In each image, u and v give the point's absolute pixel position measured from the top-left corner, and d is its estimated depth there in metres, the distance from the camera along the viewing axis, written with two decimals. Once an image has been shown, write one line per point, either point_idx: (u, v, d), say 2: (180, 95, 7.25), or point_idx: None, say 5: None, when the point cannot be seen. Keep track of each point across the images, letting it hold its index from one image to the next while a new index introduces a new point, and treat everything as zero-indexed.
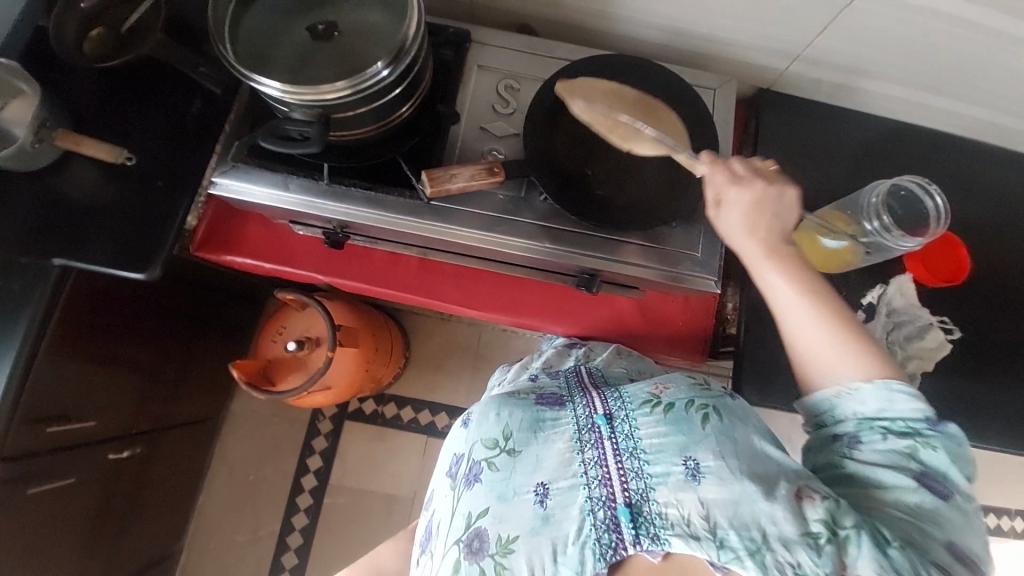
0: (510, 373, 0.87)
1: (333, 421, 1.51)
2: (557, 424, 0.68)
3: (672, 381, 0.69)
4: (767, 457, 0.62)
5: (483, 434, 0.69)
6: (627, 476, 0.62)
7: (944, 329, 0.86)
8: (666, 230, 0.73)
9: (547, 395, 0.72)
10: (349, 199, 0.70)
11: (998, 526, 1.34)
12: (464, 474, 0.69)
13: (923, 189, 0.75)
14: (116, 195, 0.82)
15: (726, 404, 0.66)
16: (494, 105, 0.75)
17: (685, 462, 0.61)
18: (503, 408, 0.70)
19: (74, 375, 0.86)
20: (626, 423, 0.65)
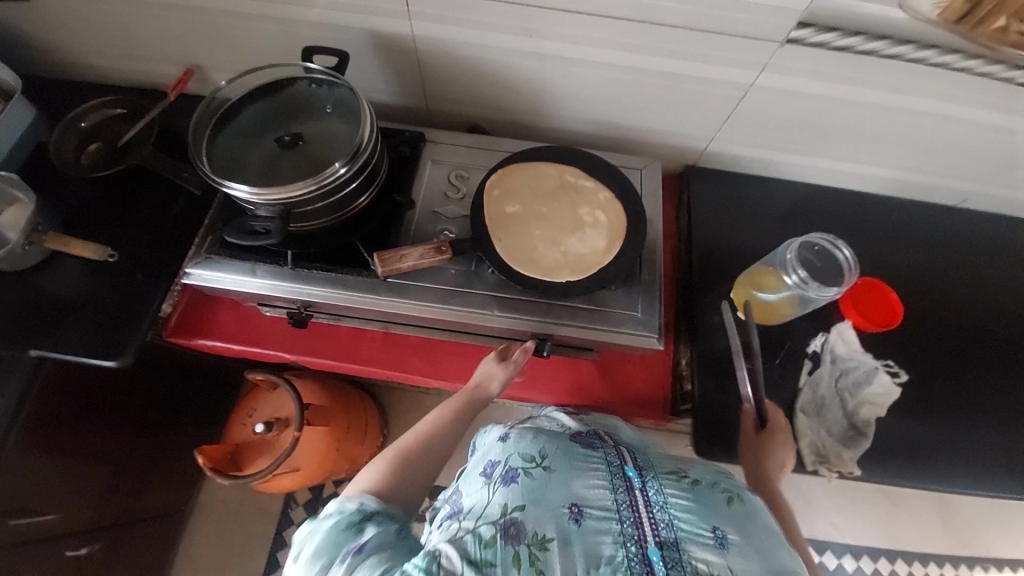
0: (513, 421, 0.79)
1: (309, 507, 1.45)
2: (590, 458, 0.64)
3: (698, 466, 0.70)
4: (788, 563, 0.59)
5: (521, 447, 0.64)
6: (658, 525, 0.57)
7: (890, 373, 0.89)
8: (609, 294, 0.78)
9: (582, 434, 0.69)
10: (312, 281, 0.76)
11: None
12: (499, 476, 0.62)
13: (832, 245, 0.82)
14: (95, 288, 0.87)
15: (747, 493, 0.66)
16: (446, 191, 0.84)
17: (714, 531, 0.58)
18: (540, 433, 0.67)
19: (36, 468, 0.85)
20: (656, 480, 0.63)
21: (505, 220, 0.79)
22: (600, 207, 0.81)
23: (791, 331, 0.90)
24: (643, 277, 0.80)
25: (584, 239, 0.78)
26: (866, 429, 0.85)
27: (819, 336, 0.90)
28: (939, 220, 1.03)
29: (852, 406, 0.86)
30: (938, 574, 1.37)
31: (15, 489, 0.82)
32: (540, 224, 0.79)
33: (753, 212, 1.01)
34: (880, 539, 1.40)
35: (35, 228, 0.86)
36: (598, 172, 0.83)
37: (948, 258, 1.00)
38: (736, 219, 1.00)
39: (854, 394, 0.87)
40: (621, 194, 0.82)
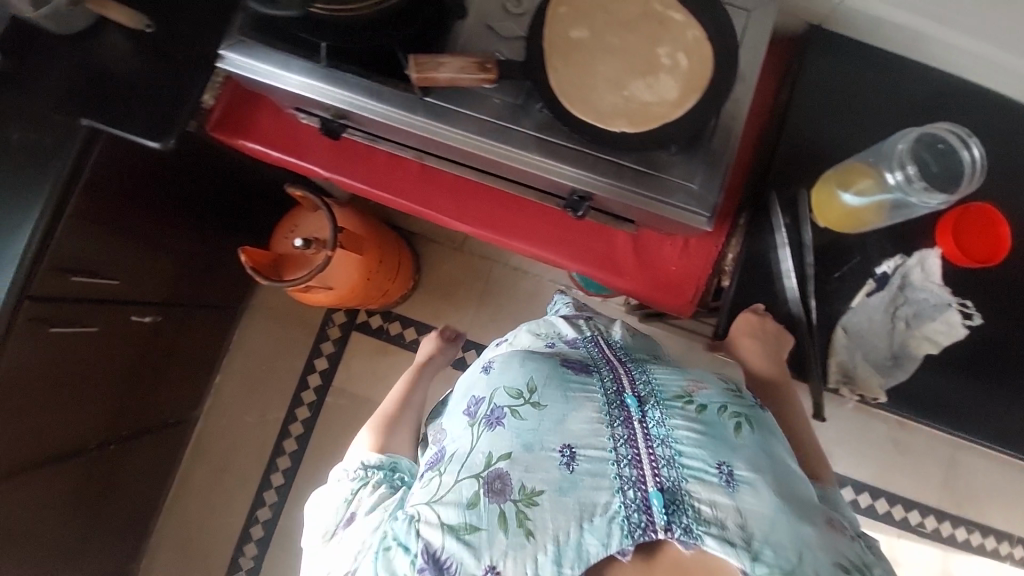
0: (516, 337, 0.82)
1: (342, 328, 1.59)
2: (585, 389, 0.64)
3: (707, 381, 0.67)
4: (792, 485, 0.61)
5: (505, 381, 0.66)
6: (658, 463, 0.58)
7: (962, 314, 0.78)
8: (667, 159, 0.69)
9: (572, 360, 0.68)
10: (347, 86, 0.70)
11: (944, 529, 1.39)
12: (483, 416, 0.65)
13: (962, 142, 0.67)
14: (140, 65, 0.84)
15: (759, 415, 0.65)
16: (505, 3, 0.71)
17: (719, 468, 0.58)
18: (528, 361, 0.67)
19: (99, 236, 0.92)
20: (657, 409, 0.62)
21: (567, 46, 0.67)
22: (685, 49, 0.66)
23: (866, 245, 0.79)
24: (711, 146, 0.69)
25: (655, 85, 0.66)
26: (906, 363, 0.78)
27: (895, 257, 0.78)
28: None
29: (902, 337, 0.78)
30: (916, 519, 1.40)
31: (81, 251, 0.90)
32: (608, 58, 0.67)
33: (875, 97, 0.81)
34: (871, 476, 1.41)
35: None
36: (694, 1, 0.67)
37: None
38: (849, 105, 0.81)
39: (910, 324, 0.79)
40: (715, 37, 0.66)
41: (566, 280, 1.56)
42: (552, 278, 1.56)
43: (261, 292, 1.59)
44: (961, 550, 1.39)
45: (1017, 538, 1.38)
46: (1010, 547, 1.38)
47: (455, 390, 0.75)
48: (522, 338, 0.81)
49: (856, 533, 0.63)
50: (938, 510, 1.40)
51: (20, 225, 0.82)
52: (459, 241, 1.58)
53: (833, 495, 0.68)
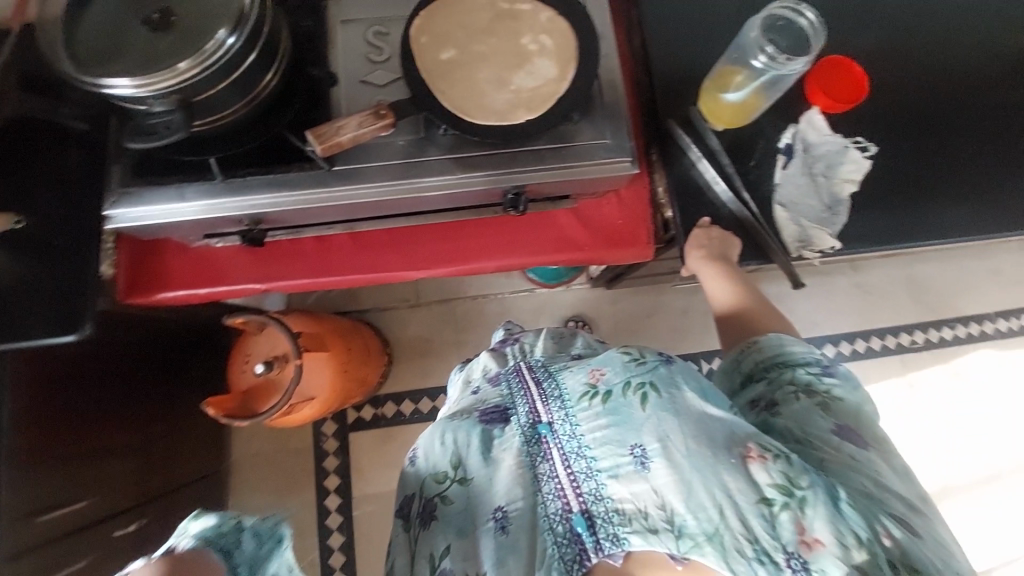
0: (453, 390, 0.75)
1: (338, 437, 1.48)
2: (502, 441, 0.61)
3: (608, 363, 0.60)
4: (715, 424, 0.56)
5: (430, 465, 0.62)
6: (577, 481, 0.56)
7: (860, 149, 0.89)
8: (574, 127, 0.73)
9: (488, 409, 0.64)
10: (251, 189, 0.68)
11: (926, 338, 1.56)
12: (416, 514, 0.61)
13: (794, 11, 0.78)
14: (17, 267, 0.76)
15: (664, 375, 0.58)
16: (368, 55, 0.73)
17: (631, 452, 0.55)
18: (447, 432, 0.62)
19: (50, 466, 0.81)
20: (567, 423, 0.59)
21: (443, 68, 0.70)
22: (543, 31, 0.72)
23: (762, 129, 0.88)
24: (604, 100, 0.74)
25: (534, 70, 0.70)
26: (841, 208, 0.86)
27: (788, 128, 0.88)
28: None
29: (828, 188, 0.87)
30: (909, 340, 1.55)
31: (39, 486, 0.79)
32: (483, 64, 0.70)
33: (707, 10, 0.92)
34: (857, 324, 1.56)
35: None
36: None
37: (905, 19, 0.96)
38: (690, 27, 0.91)
39: (828, 176, 0.87)
40: (563, 11, 0.72)
41: (527, 285, 1.57)
42: (514, 289, 1.57)
43: (237, 443, 1.45)
44: (947, 348, 1.55)
45: (983, 315, 1.58)
46: (983, 325, 1.57)
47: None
48: (455, 391, 0.74)
49: (796, 391, 0.67)
50: (914, 326, 1.57)
51: None
52: (413, 296, 1.55)
53: (769, 340, 0.73)
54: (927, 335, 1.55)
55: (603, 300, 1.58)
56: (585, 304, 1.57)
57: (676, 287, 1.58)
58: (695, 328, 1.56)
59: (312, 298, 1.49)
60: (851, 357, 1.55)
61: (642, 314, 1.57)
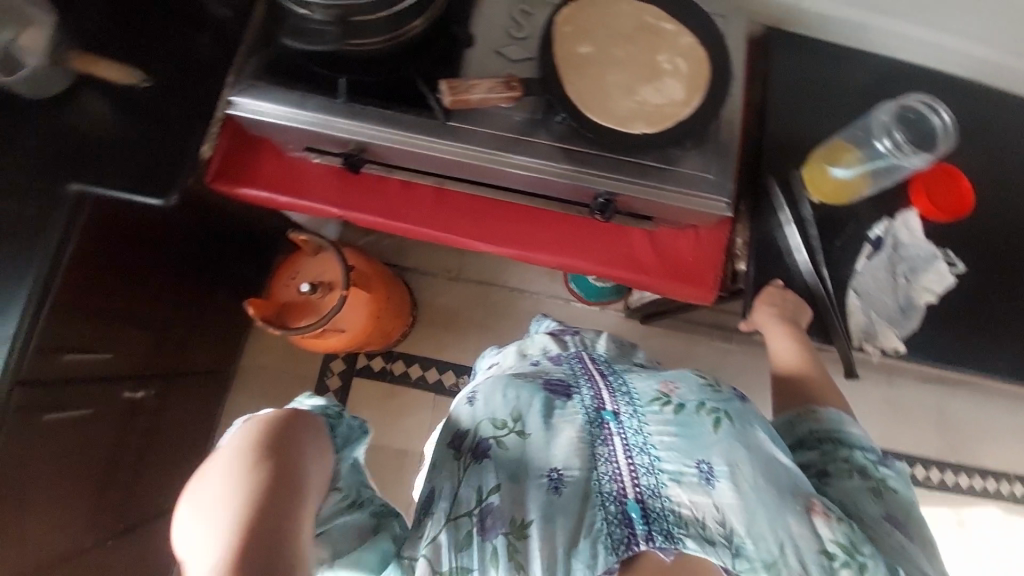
0: (503, 357, 0.75)
1: (342, 377, 1.51)
2: (565, 412, 0.60)
3: (682, 380, 0.63)
4: (777, 468, 0.59)
5: (489, 411, 0.60)
6: (638, 472, 0.57)
7: (949, 262, 0.87)
8: (682, 153, 0.74)
9: (554, 379, 0.63)
10: (365, 118, 0.71)
11: (942, 475, 1.50)
12: (468, 448, 0.59)
13: (930, 108, 0.77)
14: (129, 126, 0.81)
15: (737, 407, 0.62)
16: (509, 29, 0.75)
17: (697, 465, 0.58)
18: (510, 388, 0.62)
19: (88, 313, 0.85)
20: (635, 419, 0.60)
21: (577, 61, 0.72)
22: (681, 55, 0.73)
23: (857, 213, 0.87)
24: (718, 138, 0.75)
25: (662, 89, 0.72)
26: (913, 312, 0.85)
27: (883, 220, 0.87)
28: None
29: (906, 290, 0.85)
30: (923, 473, 1.50)
31: (73, 328, 0.83)
32: (616, 69, 0.72)
33: (835, 85, 0.92)
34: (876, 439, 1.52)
35: (58, 48, 0.77)
36: (683, 14, 0.74)
37: None
38: (815, 95, 0.91)
39: (910, 278, 0.86)
40: (706, 42, 0.73)
41: (564, 294, 1.58)
42: (550, 294, 1.58)
43: (249, 352, 1.49)
44: (962, 492, 1.49)
45: (1008, 472, 1.51)
46: (1004, 482, 1.51)
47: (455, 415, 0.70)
48: (508, 359, 0.74)
49: (850, 469, 0.67)
50: (935, 459, 1.51)
51: (8, 302, 0.75)
52: (454, 270, 1.57)
53: (830, 414, 0.72)
54: (945, 473, 1.50)
55: (631, 333, 1.57)
56: (613, 331, 1.57)
57: (706, 343, 1.56)
58: None
59: (361, 240, 1.53)
60: None
61: (665, 358, 1.55)
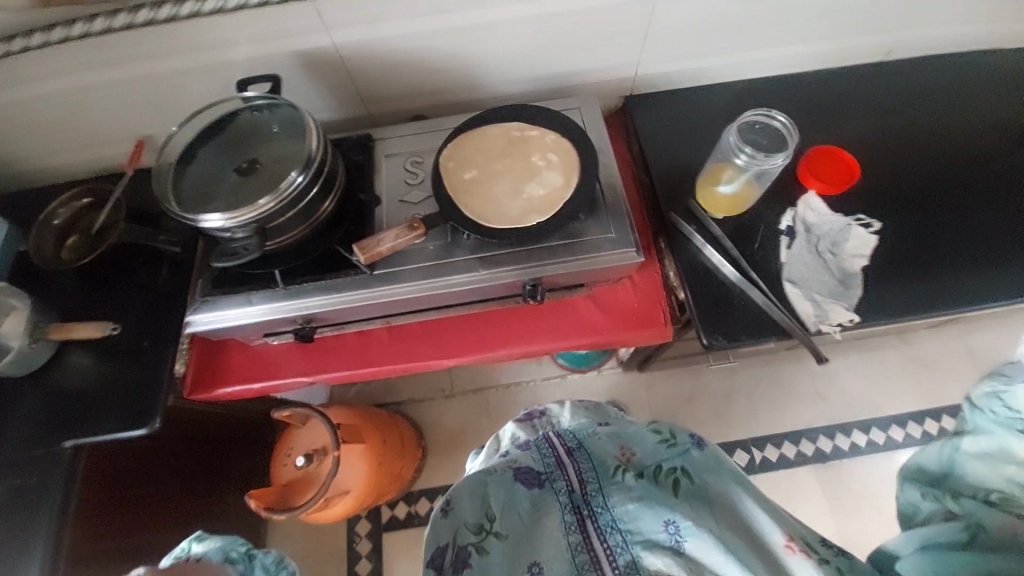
0: (479, 461, 0.76)
1: (371, 536, 1.44)
2: (538, 504, 0.60)
3: (638, 443, 0.64)
4: (739, 514, 0.59)
5: (465, 517, 0.58)
6: (612, 551, 0.55)
7: (862, 225, 0.94)
8: (582, 225, 0.83)
9: (523, 468, 0.63)
10: (306, 293, 0.80)
11: None
12: (449, 565, 0.56)
13: (767, 116, 0.90)
14: (108, 369, 0.88)
15: (694, 459, 0.62)
16: (406, 180, 0.89)
17: (665, 527, 0.55)
18: (484, 484, 0.62)
19: (98, 566, 0.85)
20: (602, 495, 0.59)
21: (466, 185, 0.83)
22: (549, 149, 0.86)
23: (761, 213, 0.95)
24: (607, 201, 0.85)
25: (543, 181, 0.83)
26: (854, 281, 0.89)
27: (787, 211, 0.95)
28: (867, 80, 1.09)
29: (836, 263, 0.90)
30: None
31: None
32: (499, 180, 0.84)
33: (696, 120, 1.05)
34: (919, 404, 1.46)
35: (37, 325, 0.86)
36: (539, 118, 0.88)
37: (886, 111, 1.05)
38: (683, 133, 1.04)
39: (834, 253, 0.91)
40: (565, 133, 0.86)
41: (559, 370, 1.59)
42: (546, 376, 1.59)
43: (273, 543, 1.44)
44: None
45: None
46: None
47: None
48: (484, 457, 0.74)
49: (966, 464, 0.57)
50: None
51: None
52: (447, 386, 1.60)
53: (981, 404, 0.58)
54: None
55: (637, 384, 1.56)
56: (618, 389, 1.56)
57: (712, 368, 1.55)
58: (738, 411, 1.49)
59: (352, 390, 1.57)
60: (920, 441, 1.42)
61: (680, 398, 1.53)
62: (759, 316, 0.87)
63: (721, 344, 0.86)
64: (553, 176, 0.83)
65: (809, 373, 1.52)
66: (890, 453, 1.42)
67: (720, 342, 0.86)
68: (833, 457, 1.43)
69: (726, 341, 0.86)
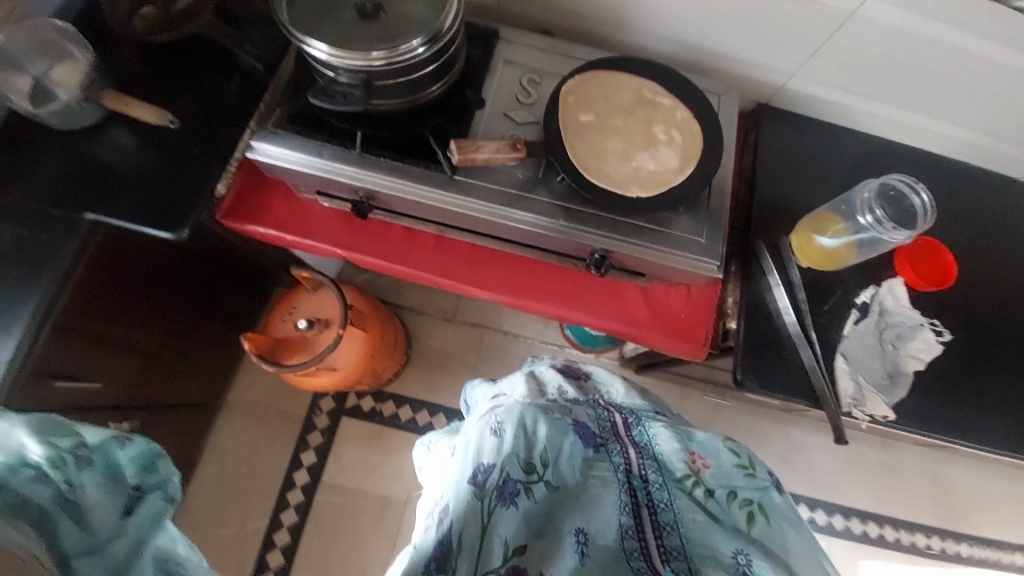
0: (511, 387, 0.71)
1: (330, 415, 1.48)
2: (593, 472, 0.59)
3: (715, 456, 0.61)
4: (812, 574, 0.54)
5: (520, 450, 0.58)
6: (667, 554, 0.54)
7: (934, 331, 0.90)
8: (674, 216, 0.78)
9: (582, 423, 0.62)
10: (377, 168, 0.75)
11: (955, 551, 1.43)
12: (495, 487, 0.55)
13: (910, 188, 0.82)
14: (150, 160, 0.84)
15: (774, 501, 0.58)
16: (517, 96, 0.81)
17: (735, 557, 0.53)
18: (539, 424, 0.60)
19: (81, 343, 0.85)
20: (665, 491, 0.58)
21: (579, 128, 0.77)
22: (675, 126, 0.79)
23: (844, 279, 0.90)
24: (710, 205, 0.79)
25: (656, 156, 0.77)
26: (901, 381, 0.86)
27: (869, 288, 0.90)
28: (1003, 189, 1.01)
29: (893, 357, 0.87)
30: (921, 542, 1.43)
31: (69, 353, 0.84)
32: (615, 137, 0.77)
33: (820, 158, 0.98)
34: (871, 504, 1.46)
35: (93, 84, 0.81)
36: (678, 90, 0.81)
37: (1007, 229, 0.98)
38: (802, 167, 0.97)
39: (896, 346, 0.88)
40: (699, 116, 0.79)
41: (559, 340, 1.58)
42: (545, 340, 1.58)
43: (238, 385, 1.48)
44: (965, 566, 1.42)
45: (1011, 545, 1.44)
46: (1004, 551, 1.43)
47: (462, 445, 0.62)
48: (517, 390, 0.69)
49: None
50: (939, 530, 1.44)
51: (8, 327, 0.76)
52: (451, 310, 1.59)
53: None
54: (958, 548, 1.43)
55: None
56: None
57: (701, 397, 1.53)
58: None
59: (360, 277, 1.56)
60: (857, 537, 1.43)
61: None
62: (802, 376, 0.85)
63: (750, 386, 0.84)
64: (669, 157, 0.77)
65: (787, 439, 1.50)
66: (824, 535, 1.43)
67: (752, 384, 0.84)
68: None
69: (759, 386, 0.84)
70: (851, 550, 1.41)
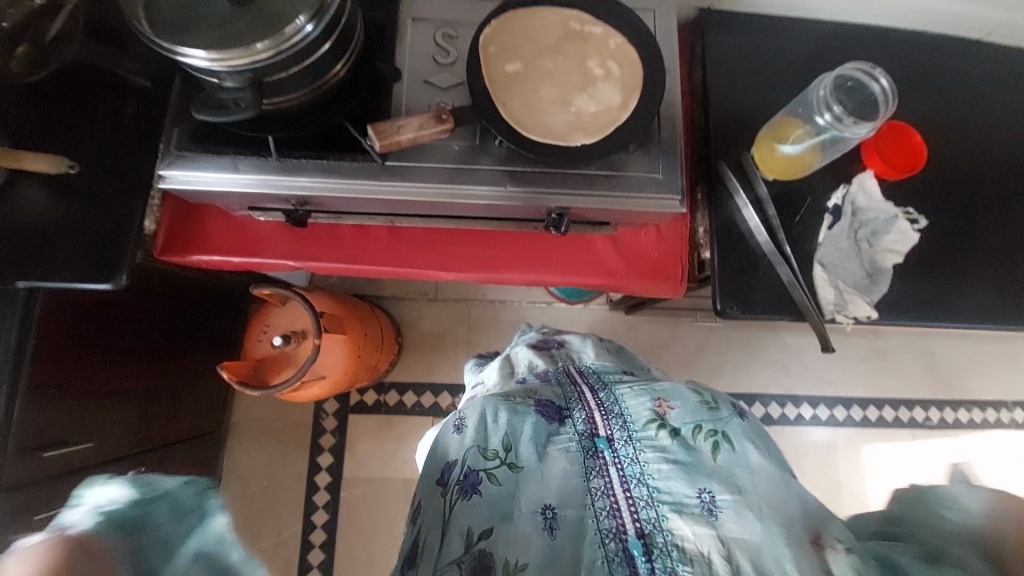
0: (488, 376, 0.76)
1: (337, 416, 1.49)
2: (558, 444, 0.60)
3: (677, 399, 0.62)
4: (774, 490, 0.56)
5: (480, 440, 0.59)
6: (636, 507, 0.55)
7: (909, 219, 0.88)
8: (626, 157, 0.73)
9: (545, 401, 0.64)
10: (302, 171, 0.69)
11: (954, 419, 1.49)
12: (457, 482, 0.57)
13: (868, 75, 0.77)
14: (67, 211, 0.77)
15: (736, 427, 0.60)
16: (435, 57, 0.74)
17: (699, 496, 0.54)
18: (500, 411, 0.61)
19: (59, 410, 0.82)
20: (630, 446, 0.59)
21: (508, 81, 0.70)
22: (611, 57, 0.72)
23: (813, 183, 0.87)
24: (662, 134, 0.74)
25: (596, 96, 0.71)
26: (882, 278, 0.85)
27: (838, 189, 0.87)
28: (965, 53, 0.96)
29: (870, 254, 0.86)
30: (922, 416, 1.49)
31: (51, 421, 0.80)
32: (548, 83, 0.71)
33: (773, 58, 0.91)
34: (872, 390, 1.51)
35: None
36: (607, 15, 0.73)
37: (972, 95, 0.94)
38: (755, 71, 0.90)
39: (872, 242, 0.86)
40: (634, 40, 0.72)
41: (546, 297, 1.57)
42: (531, 299, 1.57)
43: (239, 407, 1.47)
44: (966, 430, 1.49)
45: (1005, 401, 1.51)
46: (1000, 408, 1.50)
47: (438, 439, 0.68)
48: (493, 378, 0.75)
49: None
50: (937, 402, 1.50)
51: None
52: (431, 290, 1.56)
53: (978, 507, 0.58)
54: (956, 415, 1.49)
55: (617, 325, 1.56)
56: (600, 326, 1.56)
57: (694, 323, 1.54)
58: (706, 367, 1.51)
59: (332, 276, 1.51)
60: (860, 424, 1.49)
61: (658, 344, 1.54)
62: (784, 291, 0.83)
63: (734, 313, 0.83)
64: (610, 93, 0.71)
65: (783, 346, 1.53)
66: (829, 428, 1.48)
67: (735, 310, 0.83)
68: (777, 422, 1.48)
69: (742, 311, 0.83)
70: (855, 435, 1.48)
